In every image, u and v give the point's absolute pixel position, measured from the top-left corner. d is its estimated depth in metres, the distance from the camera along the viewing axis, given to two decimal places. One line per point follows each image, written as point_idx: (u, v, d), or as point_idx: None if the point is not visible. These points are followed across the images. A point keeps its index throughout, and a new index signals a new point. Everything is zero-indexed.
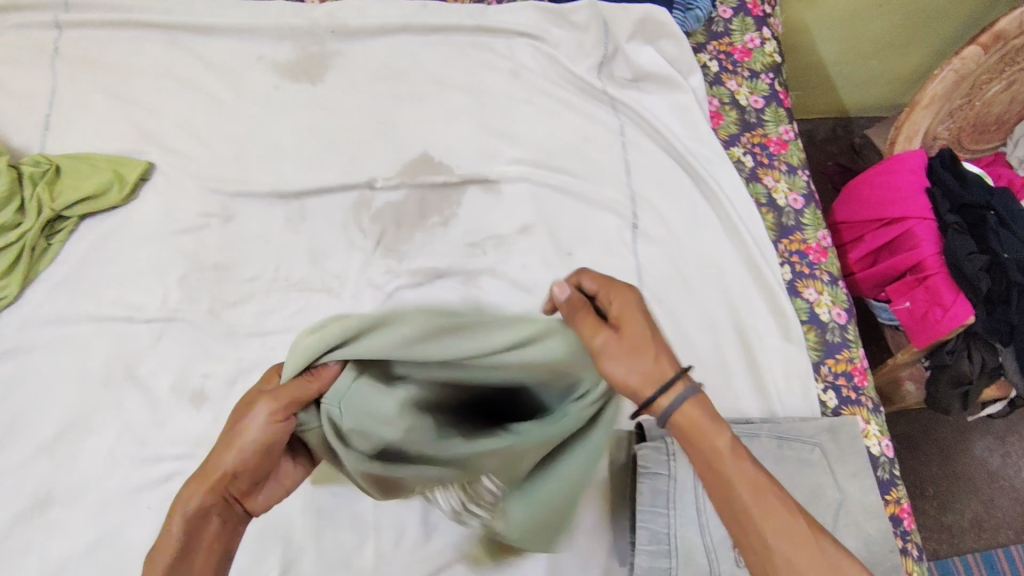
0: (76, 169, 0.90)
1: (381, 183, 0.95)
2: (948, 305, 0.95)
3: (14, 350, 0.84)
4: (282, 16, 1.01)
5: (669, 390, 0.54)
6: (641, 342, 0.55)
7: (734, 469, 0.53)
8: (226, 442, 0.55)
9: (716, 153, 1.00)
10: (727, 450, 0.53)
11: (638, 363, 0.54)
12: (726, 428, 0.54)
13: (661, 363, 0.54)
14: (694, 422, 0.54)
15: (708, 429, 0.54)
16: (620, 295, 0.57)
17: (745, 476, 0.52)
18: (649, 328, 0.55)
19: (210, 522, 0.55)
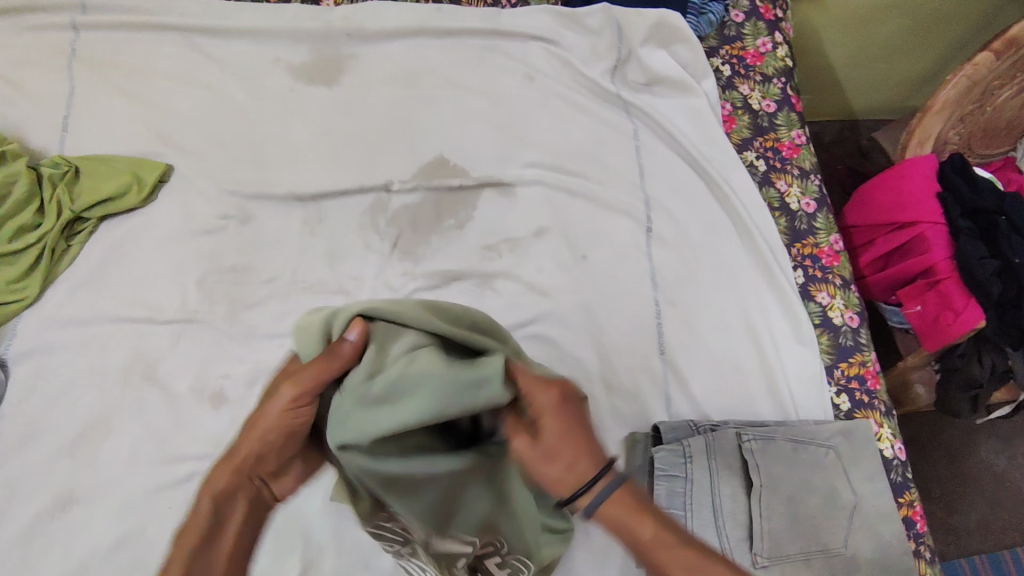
0: (95, 170, 0.91)
1: (397, 186, 0.96)
2: (959, 309, 0.96)
3: (33, 351, 0.84)
4: (298, 19, 1.02)
5: (591, 491, 0.50)
6: (556, 446, 0.50)
7: (663, 556, 0.49)
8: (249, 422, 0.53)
9: (728, 158, 1.01)
10: (656, 536, 0.49)
11: (552, 471, 0.50)
12: (649, 516, 0.49)
13: (581, 462, 0.50)
14: (616, 514, 0.49)
15: (632, 518, 0.49)
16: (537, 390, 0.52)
17: (679, 559, 0.48)
18: (568, 424, 0.51)
19: (239, 510, 0.54)
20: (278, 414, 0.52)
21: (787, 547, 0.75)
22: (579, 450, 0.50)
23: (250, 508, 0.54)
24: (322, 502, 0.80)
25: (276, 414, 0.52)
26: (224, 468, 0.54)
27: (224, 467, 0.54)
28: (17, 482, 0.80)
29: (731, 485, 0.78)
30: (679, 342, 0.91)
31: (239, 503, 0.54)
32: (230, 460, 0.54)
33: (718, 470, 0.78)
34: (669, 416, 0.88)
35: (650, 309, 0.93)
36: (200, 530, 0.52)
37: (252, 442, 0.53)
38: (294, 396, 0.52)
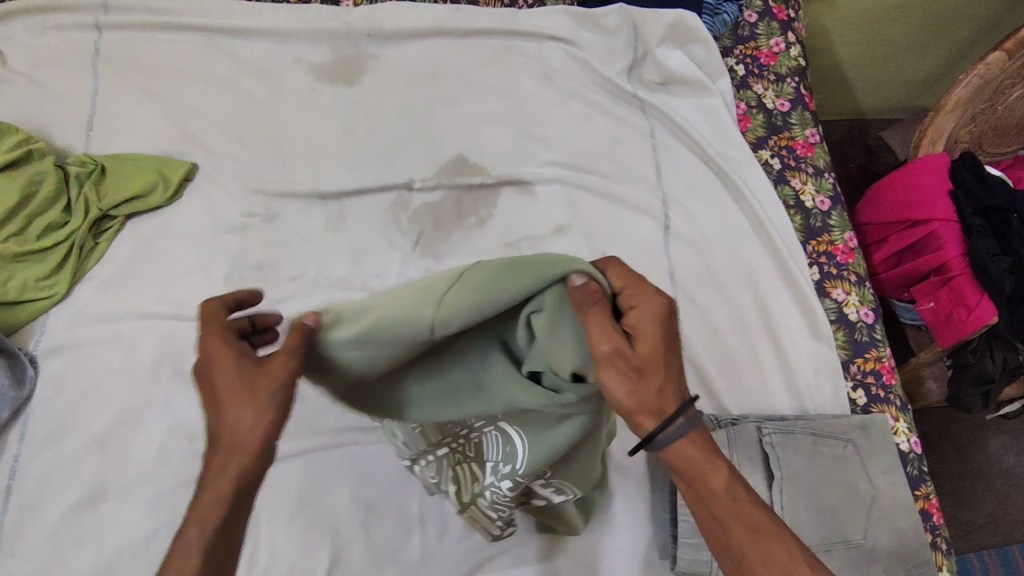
0: (121, 169, 0.92)
1: (419, 184, 0.97)
2: (973, 305, 0.97)
3: (65, 347, 0.87)
4: (318, 19, 1.02)
5: (670, 424, 0.54)
6: (651, 366, 0.53)
7: (730, 508, 0.55)
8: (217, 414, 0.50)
9: (743, 155, 1.02)
10: (725, 489, 0.56)
11: (640, 387, 0.52)
12: (724, 464, 0.56)
13: (667, 387, 0.54)
14: (692, 454, 0.55)
15: (704, 464, 0.55)
16: (644, 299, 0.53)
17: (741, 515, 0.55)
18: (665, 346, 0.53)
19: (238, 514, 0.50)
20: (259, 403, 0.49)
21: (810, 537, 0.77)
22: (665, 376, 0.54)
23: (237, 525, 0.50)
24: (349, 495, 0.82)
25: (264, 406, 0.50)
26: (206, 476, 0.50)
27: (207, 471, 0.50)
28: (49, 475, 0.81)
29: (753, 477, 0.80)
30: (698, 337, 0.93)
31: (240, 504, 0.50)
32: (210, 457, 0.50)
33: (740, 463, 0.80)
34: None
35: None
36: (195, 545, 0.48)
37: (229, 437, 0.49)
38: (271, 383, 0.50)
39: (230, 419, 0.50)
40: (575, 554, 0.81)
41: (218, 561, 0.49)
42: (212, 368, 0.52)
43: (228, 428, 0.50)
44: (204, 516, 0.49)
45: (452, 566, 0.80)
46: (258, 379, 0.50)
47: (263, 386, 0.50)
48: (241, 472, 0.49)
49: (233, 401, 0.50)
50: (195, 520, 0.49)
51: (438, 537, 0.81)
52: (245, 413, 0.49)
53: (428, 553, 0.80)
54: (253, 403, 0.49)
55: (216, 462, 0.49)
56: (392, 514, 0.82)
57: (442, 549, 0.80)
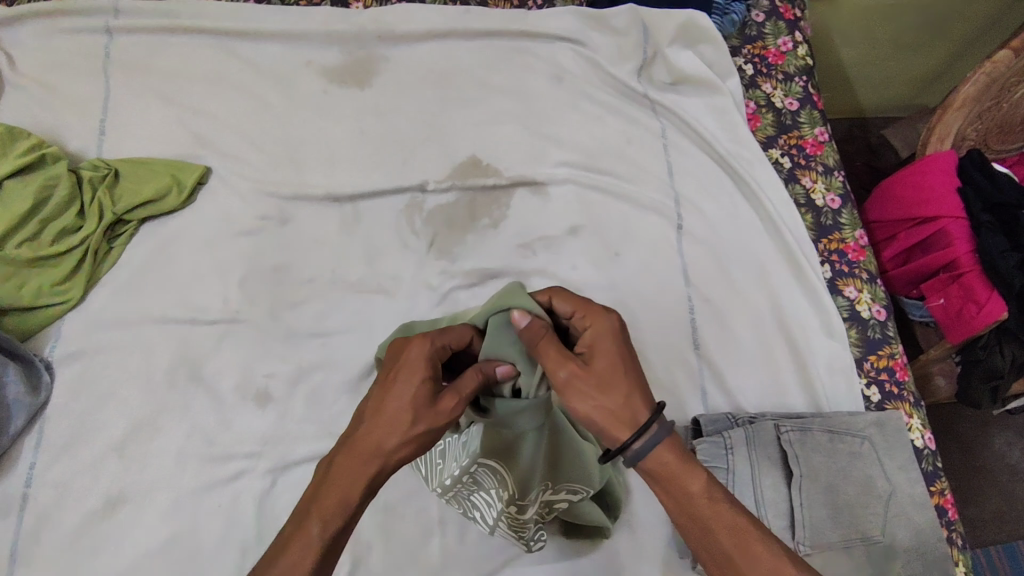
0: (134, 173, 0.92)
1: (432, 186, 0.97)
2: (983, 301, 0.98)
3: (80, 352, 0.86)
4: (329, 21, 1.02)
5: (644, 433, 0.55)
6: (609, 378, 0.57)
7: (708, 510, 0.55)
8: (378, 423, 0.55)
9: (754, 154, 1.02)
10: (702, 492, 0.56)
11: (602, 401, 0.56)
12: (699, 469, 0.56)
13: (632, 401, 0.56)
14: (666, 459, 0.56)
15: (679, 468, 0.56)
16: (595, 320, 0.59)
17: (720, 516, 0.55)
18: (622, 358, 0.58)
19: (352, 519, 0.55)
20: (417, 432, 0.55)
21: (829, 534, 0.77)
22: (630, 387, 0.57)
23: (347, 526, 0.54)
24: (369, 498, 0.82)
25: (421, 436, 0.55)
26: (334, 472, 0.55)
27: (349, 473, 0.54)
28: (67, 481, 0.81)
29: (771, 474, 0.80)
30: (712, 336, 0.93)
31: (358, 511, 0.55)
32: (347, 454, 0.55)
33: (759, 460, 0.81)
34: (705, 409, 0.90)
35: (683, 304, 0.95)
36: (315, 540, 0.52)
37: (380, 448, 0.55)
38: (438, 419, 0.56)
39: (390, 430, 0.55)
40: (595, 553, 0.81)
41: (326, 562, 0.53)
42: (399, 372, 0.57)
43: (381, 436, 0.55)
44: (327, 508, 0.53)
45: (473, 566, 0.80)
46: (428, 407, 0.56)
47: (428, 417, 0.56)
48: (371, 483, 0.55)
49: (403, 415, 0.55)
50: (317, 513, 0.53)
51: (458, 539, 0.81)
52: (406, 437, 0.55)
53: (448, 555, 0.80)
54: (412, 428, 0.55)
55: (355, 467, 0.54)
56: (412, 515, 0.82)
57: (463, 550, 0.80)
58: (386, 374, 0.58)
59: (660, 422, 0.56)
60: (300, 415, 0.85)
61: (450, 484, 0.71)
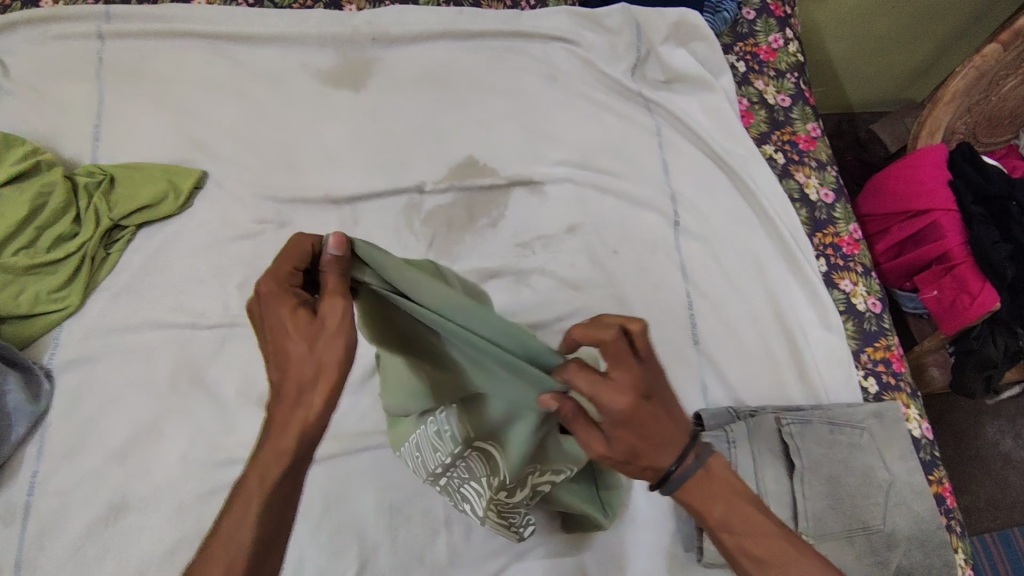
0: (130, 178, 0.92)
1: (430, 186, 0.97)
2: (976, 292, 0.99)
3: (80, 359, 0.86)
4: (323, 24, 1.02)
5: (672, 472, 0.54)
6: (632, 442, 0.52)
7: (733, 523, 0.55)
8: (276, 358, 0.51)
9: (748, 151, 1.03)
10: (727, 517, 0.55)
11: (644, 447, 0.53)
12: (731, 492, 0.55)
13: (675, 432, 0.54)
14: (700, 491, 0.55)
15: (714, 499, 0.55)
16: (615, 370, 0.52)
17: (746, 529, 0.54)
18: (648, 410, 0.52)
19: (302, 462, 0.50)
20: (326, 357, 0.50)
21: (831, 526, 0.78)
22: (658, 439, 0.53)
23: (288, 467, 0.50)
24: (374, 499, 0.82)
25: (331, 355, 0.50)
26: (268, 424, 0.50)
27: (280, 417, 0.50)
28: (70, 489, 0.81)
29: (774, 467, 0.81)
30: (711, 331, 0.94)
31: (307, 453, 0.50)
32: (277, 405, 0.50)
33: (761, 454, 0.81)
34: (706, 403, 0.91)
35: (682, 300, 0.95)
36: (263, 488, 0.49)
37: (300, 384, 0.50)
38: (338, 331, 0.50)
39: (294, 364, 0.50)
40: (600, 549, 0.82)
41: (280, 507, 0.50)
42: (281, 312, 0.51)
43: (296, 376, 0.50)
44: (269, 460, 0.49)
45: (479, 565, 0.80)
46: (315, 327, 0.51)
47: (328, 332, 0.50)
48: (308, 423, 0.49)
49: (303, 346, 0.50)
50: (254, 470, 0.49)
51: (464, 537, 0.81)
52: (321, 359, 0.50)
53: (455, 553, 0.80)
54: (314, 351, 0.50)
55: (281, 412, 0.50)
56: (418, 515, 0.82)
57: (469, 548, 0.81)
58: (266, 315, 0.52)
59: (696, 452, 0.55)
60: None
61: (438, 472, 0.67)
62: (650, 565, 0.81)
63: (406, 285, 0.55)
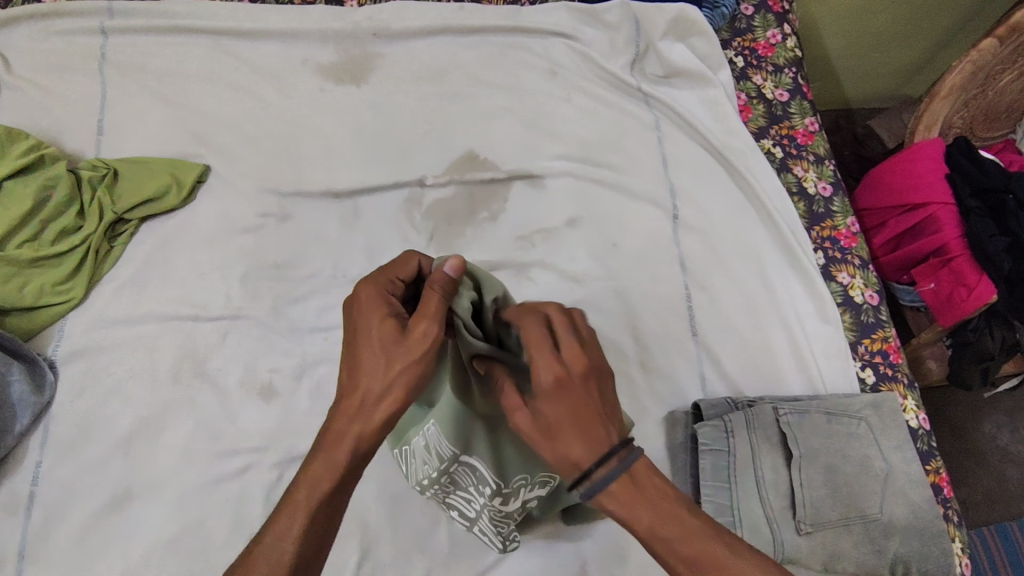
0: (134, 172, 0.93)
1: (431, 180, 0.98)
2: (972, 285, 1.00)
3: (84, 350, 0.87)
4: (324, 20, 1.03)
5: (586, 479, 0.51)
6: (551, 429, 0.52)
7: (660, 540, 0.50)
8: (351, 367, 0.55)
9: (746, 145, 1.04)
10: (652, 526, 0.51)
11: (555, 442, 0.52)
12: (651, 504, 0.51)
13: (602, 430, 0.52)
14: (616, 502, 0.51)
15: (634, 504, 0.51)
16: (539, 360, 0.53)
17: (672, 545, 0.50)
18: (569, 410, 0.52)
19: (348, 477, 0.54)
20: (394, 375, 0.54)
21: (829, 513, 0.78)
22: (574, 432, 0.51)
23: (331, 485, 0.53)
24: (376, 488, 0.83)
25: (400, 374, 0.54)
26: (327, 430, 0.54)
27: (339, 427, 0.54)
28: (74, 479, 0.82)
29: (772, 457, 0.82)
30: (710, 324, 0.95)
31: (352, 469, 0.54)
32: (339, 415, 0.54)
33: (759, 443, 0.82)
34: (705, 394, 0.92)
35: (681, 293, 0.96)
36: (311, 496, 0.52)
37: (362, 394, 0.54)
38: (415, 353, 0.55)
39: (366, 377, 0.54)
40: (600, 537, 0.82)
41: (321, 522, 0.53)
42: (370, 322, 0.56)
43: (363, 389, 0.54)
44: (319, 469, 0.53)
45: (480, 554, 0.81)
46: (396, 344, 0.55)
47: (405, 353, 0.54)
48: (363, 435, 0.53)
49: (376, 360, 0.54)
50: (305, 477, 0.53)
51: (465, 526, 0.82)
52: (389, 377, 0.54)
53: (456, 542, 0.81)
54: (389, 370, 0.54)
55: (341, 421, 0.54)
56: (419, 504, 0.83)
57: (470, 537, 0.81)
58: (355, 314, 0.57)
59: (624, 454, 0.52)
60: (305, 408, 0.86)
61: (427, 485, 0.69)
62: (650, 554, 0.82)
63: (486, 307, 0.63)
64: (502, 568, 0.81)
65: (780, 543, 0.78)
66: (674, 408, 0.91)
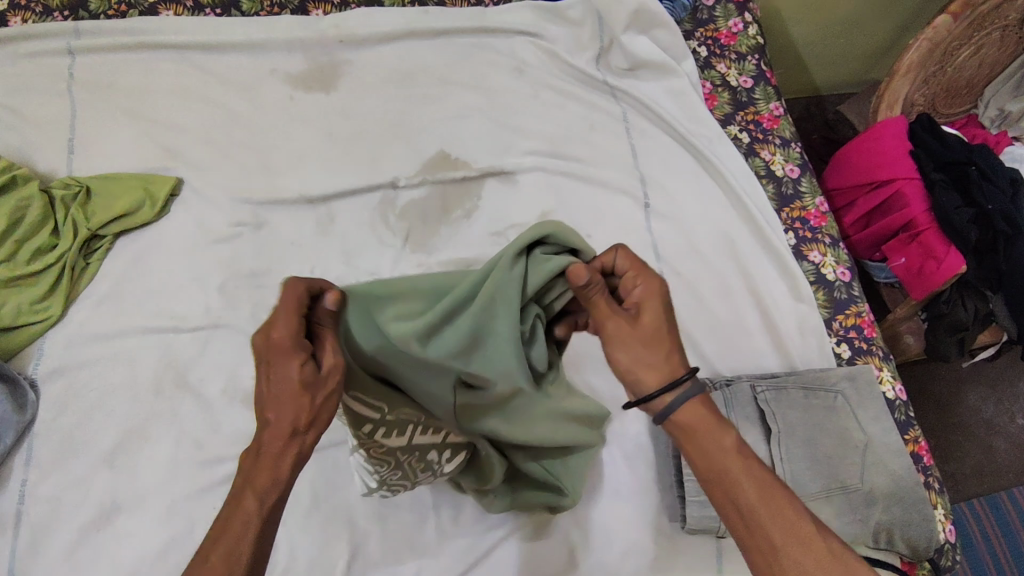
0: (107, 189, 0.93)
1: (403, 182, 0.99)
2: (942, 257, 1.00)
3: (63, 368, 0.87)
4: (291, 30, 1.04)
5: (675, 385, 0.56)
6: (652, 337, 0.56)
7: (739, 469, 0.54)
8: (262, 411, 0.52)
9: (713, 132, 1.05)
10: (733, 448, 0.55)
11: (641, 352, 0.56)
12: (733, 430, 0.56)
13: (672, 357, 0.57)
14: (696, 417, 0.56)
15: (716, 426, 0.56)
16: (644, 280, 0.58)
17: (753, 475, 0.54)
18: (666, 323, 0.57)
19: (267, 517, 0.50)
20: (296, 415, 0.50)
21: (810, 486, 0.79)
22: (669, 342, 0.57)
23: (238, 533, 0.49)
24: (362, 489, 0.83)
25: (285, 422, 0.50)
26: (261, 452, 0.51)
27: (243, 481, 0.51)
28: (60, 496, 0.82)
29: (751, 434, 0.83)
30: (688, 309, 0.96)
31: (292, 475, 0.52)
32: (253, 462, 0.51)
33: (738, 421, 0.83)
34: None
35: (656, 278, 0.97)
36: (251, 511, 0.49)
37: (283, 437, 0.51)
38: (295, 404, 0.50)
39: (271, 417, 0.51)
40: (587, 526, 0.83)
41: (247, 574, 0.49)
42: (281, 396, 0.50)
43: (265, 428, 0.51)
44: (260, 484, 0.50)
45: (468, 548, 0.81)
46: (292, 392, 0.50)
47: (290, 402, 0.50)
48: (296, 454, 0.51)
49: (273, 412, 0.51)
50: (247, 489, 0.50)
51: (453, 521, 0.83)
52: (282, 427, 0.51)
53: (445, 537, 0.82)
54: (282, 411, 0.51)
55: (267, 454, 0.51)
56: (406, 502, 0.83)
57: (459, 533, 0.82)
58: (270, 394, 0.51)
59: (692, 381, 0.56)
60: None
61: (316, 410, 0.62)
62: (638, 538, 0.83)
63: (534, 269, 0.54)
64: (492, 559, 0.81)
65: None
66: None
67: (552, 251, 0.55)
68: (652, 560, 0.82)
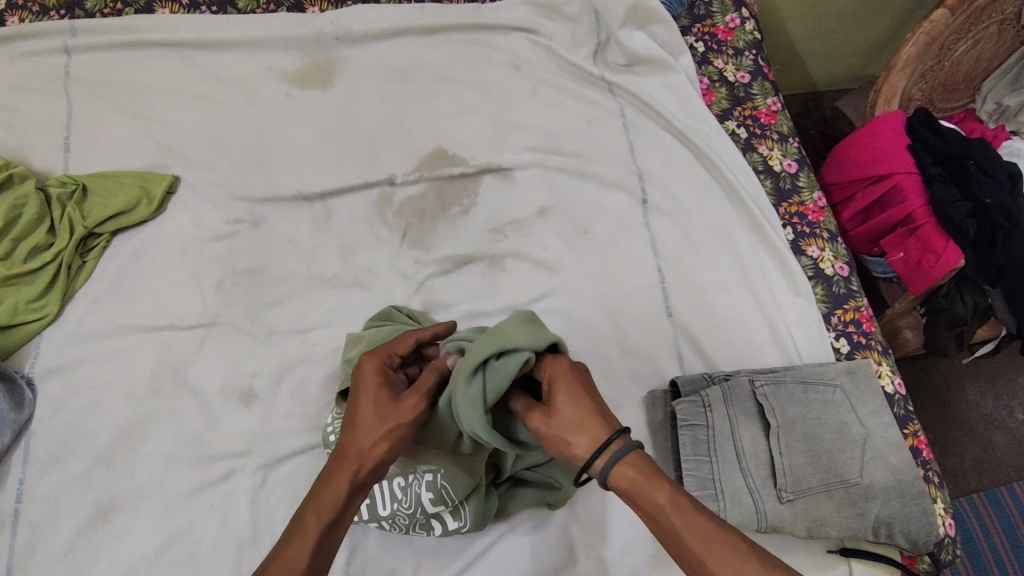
0: (102, 187, 0.93)
1: (401, 179, 0.99)
2: (940, 251, 1.00)
3: (61, 366, 0.87)
4: (286, 27, 1.04)
5: (604, 450, 0.54)
6: (574, 422, 0.56)
7: (681, 522, 0.50)
8: (348, 425, 0.58)
9: (711, 127, 1.05)
10: (668, 501, 0.51)
11: (559, 435, 0.57)
12: (665, 480, 0.52)
13: (593, 435, 0.55)
14: (631, 477, 0.52)
15: (648, 480, 0.52)
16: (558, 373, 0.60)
17: (691, 524, 0.50)
18: (595, 407, 0.57)
19: (341, 521, 0.54)
20: (388, 431, 0.56)
21: (809, 480, 0.79)
22: (595, 424, 0.55)
23: (317, 527, 0.52)
24: None
25: (378, 435, 0.56)
26: (342, 456, 0.56)
27: (324, 483, 0.55)
28: (57, 495, 0.81)
29: (750, 429, 0.82)
30: (686, 305, 0.96)
31: (351, 500, 0.54)
32: (335, 464, 0.56)
33: (737, 416, 0.83)
34: (683, 372, 0.93)
35: (654, 274, 0.97)
36: (329, 511, 0.53)
37: (354, 462, 0.55)
38: (392, 423, 0.57)
39: (363, 428, 0.57)
40: (586, 522, 0.83)
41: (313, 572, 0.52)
42: (361, 422, 0.57)
43: (355, 443, 0.56)
44: (325, 497, 0.54)
45: (466, 545, 0.81)
46: (389, 406, 0.58)
47: (393, 418, 0.57)
48: (359, 483, 0.55)
49: (365, 426, 0.57)
50: (313, 504, 0.54)
51: None
52: (375, 438, 0.56)
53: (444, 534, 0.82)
54: (382, 423, 0.57)
55: (336, 474, 0.55)
56: None
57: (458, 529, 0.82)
58: (351, 420, 0.58)
59: (622, 441, 0.54)
60: (286, 411, 0.86)
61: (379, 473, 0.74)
62: (637, 534, 0.83)
63: (494, 372, 0.59)
64: (490, 555, 0.81)
65: (762, 513, 0.78)
66: (650, 387, 0.91)
67: (504, 354, 0.59)
68: (651, 556, 0.82)
